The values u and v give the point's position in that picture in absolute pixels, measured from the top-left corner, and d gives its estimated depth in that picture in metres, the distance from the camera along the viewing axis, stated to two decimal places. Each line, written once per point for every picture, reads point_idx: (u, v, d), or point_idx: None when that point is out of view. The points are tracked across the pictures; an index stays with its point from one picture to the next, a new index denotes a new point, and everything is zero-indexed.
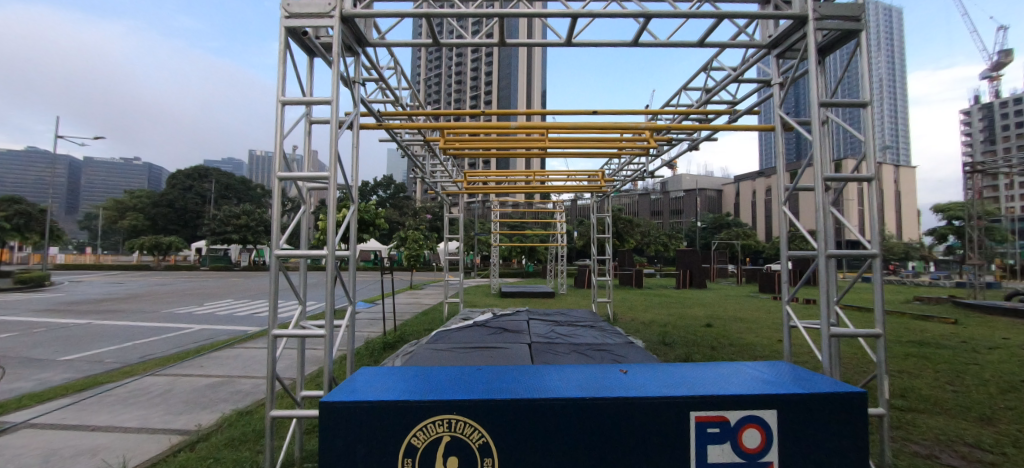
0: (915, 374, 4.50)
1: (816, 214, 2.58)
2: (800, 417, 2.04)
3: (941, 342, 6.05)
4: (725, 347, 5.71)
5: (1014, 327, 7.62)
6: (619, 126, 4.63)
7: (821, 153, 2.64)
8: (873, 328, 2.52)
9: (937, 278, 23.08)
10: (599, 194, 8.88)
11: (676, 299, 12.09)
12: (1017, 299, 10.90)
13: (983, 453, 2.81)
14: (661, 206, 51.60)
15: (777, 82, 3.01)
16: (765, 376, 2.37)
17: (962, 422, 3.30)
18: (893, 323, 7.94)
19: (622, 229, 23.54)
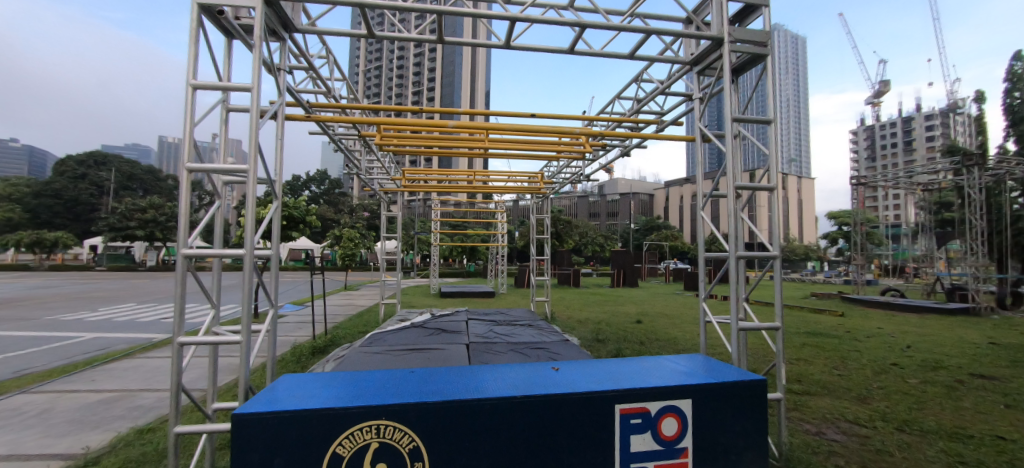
0: (810, 361, 5.10)
1: (729, 219, 2.83)
2: (711, 404, 2.23)
3: (830, 332, 6.92)
4: (653, 342, 6.08)
5: (885, 318, 8.94)
6: (558, 131, 4.75)
7: (733, 163, 2.89)
8: (774, 322, 2.80)
9: (828, 276, 26.46)
10: (539, 195, 9.07)
11: (610, 297, 12.70)
12: (888, 294, 12.77)
13: (859, 428, 3.26)
14: (598, 208, 53.84)
15: (697, 97, 3.25)
16: (683, 368, 2.55)
17: (844, 401, 3.80)
18: (793, 316, 8.95)
19: (561, 230, 24.24)
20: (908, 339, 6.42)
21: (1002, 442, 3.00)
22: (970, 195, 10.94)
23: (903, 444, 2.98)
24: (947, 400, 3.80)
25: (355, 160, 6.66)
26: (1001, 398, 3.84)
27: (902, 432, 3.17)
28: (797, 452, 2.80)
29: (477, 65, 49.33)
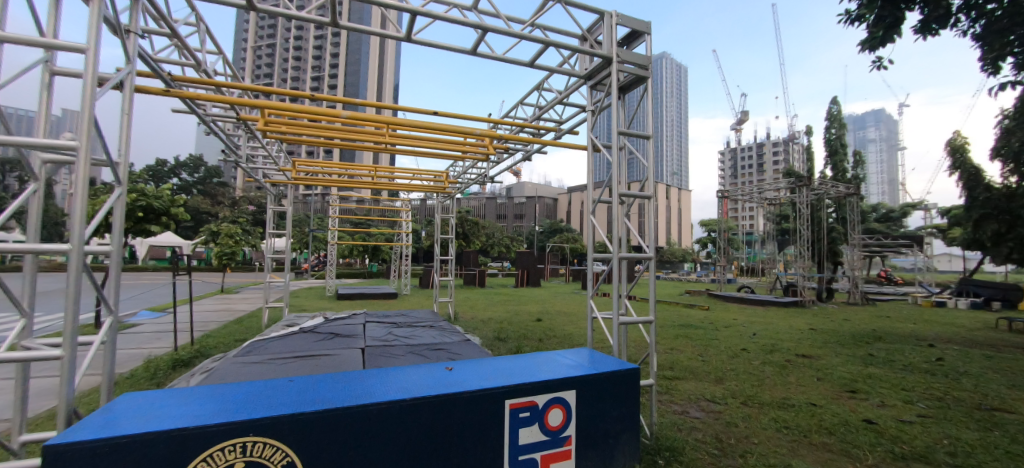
0: (681, 350, 5.79)
1: (613, 222, 3.08)
2: (592, 393, 2.41)
3: (697, 324, 7.95)
4: (550, 339, 6.38)
5: (737, 310, 10.60)
6: (463, 131, 4.76)
7: (618, 172, 3.16)
8: (649, 316, 3.12)
9: (699, 276, 30.57)
10: (445, 195, 8.98)
11: (513, 297, 13.05)
12: (741, 290, 15.18)
13: (714, 405, 3.80)
14: (506, 210, 55.02)
15: (589, 109, 3.49)
16: (570, 361, 2.72)
17: (705, 383, 4.39)
18: (668, 311, 10.15)
19: (468, 231, 24.27)
20: (752, 327, 7.69)
21: (814, 407, 3.73)
22: (800, 209, 13.43)
23: (746, 416, 3.55)
24: (779, 376, 4.61)
25: (234, 146, 5.90)
26: (815, 372, 4.77)
27: (746, 406, 3.76)
28: (666, 430, 3.17)
29: (385, 57, 47.15)
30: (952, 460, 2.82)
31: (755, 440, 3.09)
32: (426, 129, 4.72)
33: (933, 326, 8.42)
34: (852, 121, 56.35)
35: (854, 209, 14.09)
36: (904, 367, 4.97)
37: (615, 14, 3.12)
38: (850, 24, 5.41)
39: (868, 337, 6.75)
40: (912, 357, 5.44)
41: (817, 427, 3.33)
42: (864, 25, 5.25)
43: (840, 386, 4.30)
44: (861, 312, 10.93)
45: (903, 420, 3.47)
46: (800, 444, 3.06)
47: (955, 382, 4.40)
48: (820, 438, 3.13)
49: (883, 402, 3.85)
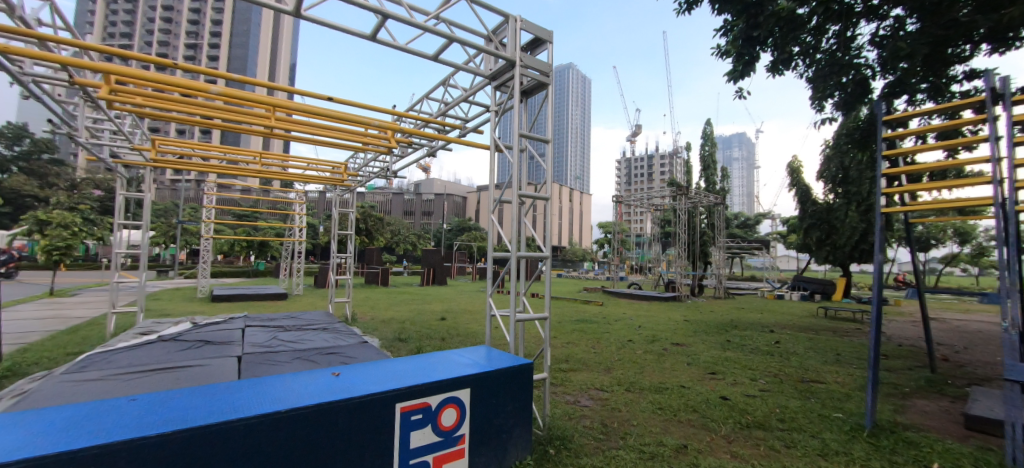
0: (576, 343, 6.17)
1: (513, 222, 3.15)
2: (486, 390, 2.44)
3: (592, 319, 8.56)
4: (453, 338, 6.33)
5: (625, 305, 11.67)
6: (361, 122, 4.49)
7: (518, 174, 3.24)
8: (543, 312, 3.25)
9: (595, 274, 33.00)
10: (344, 188, 8.41)
11: (417, 296, 12.71)
12: (630, 286, 16.72)
13: (602, 392, 4.13)
14: (414, 206, 53.36)
15: (493, 110, 3.54)
16: (467, 359, 2.73)
17: (596, 374, 4.72)
18: (566, 307, 10.79)
19: (371, 227, 23.05)
20: (636, 320, 8.54)
21: (684, 389, 4.24)
22: (680, 215, 15.24)
23: (628, 400, 3.91)
24: (657, 363, 5.16)
25: (69, 116, 4.82)
26: (686, 358, 5.44)
27: (628, 391, 4.15)
28: (557, 420, 3.34)
29: (280, 32, 42.64)
30: (780, 425, 3.43)
31: (634, 422, 3.41)
32: (320, 116, 4.35)
33: (773, 315, 10.18)
34: (721, 141, 65.62)
35: (720, 217, 16.44)
36: (752, 350, 5.91)
37: (519, 19, 3.20)
38: (720, 57, 6.28)
39: (727, 326, 7.91)
40: (757, 342, 6.50)
41: (685, 406, 3.80)
42: (730, 59, 6.14)
43: (704, 369, 4.95)
44: (722, 305, 12.80)
45: (748, 394, 4.14)
46: (671, 422, 3.46)
47: (786, 360, 5.36)
48: (686, 416, 3.58)
49: (736, 381, 4.53)
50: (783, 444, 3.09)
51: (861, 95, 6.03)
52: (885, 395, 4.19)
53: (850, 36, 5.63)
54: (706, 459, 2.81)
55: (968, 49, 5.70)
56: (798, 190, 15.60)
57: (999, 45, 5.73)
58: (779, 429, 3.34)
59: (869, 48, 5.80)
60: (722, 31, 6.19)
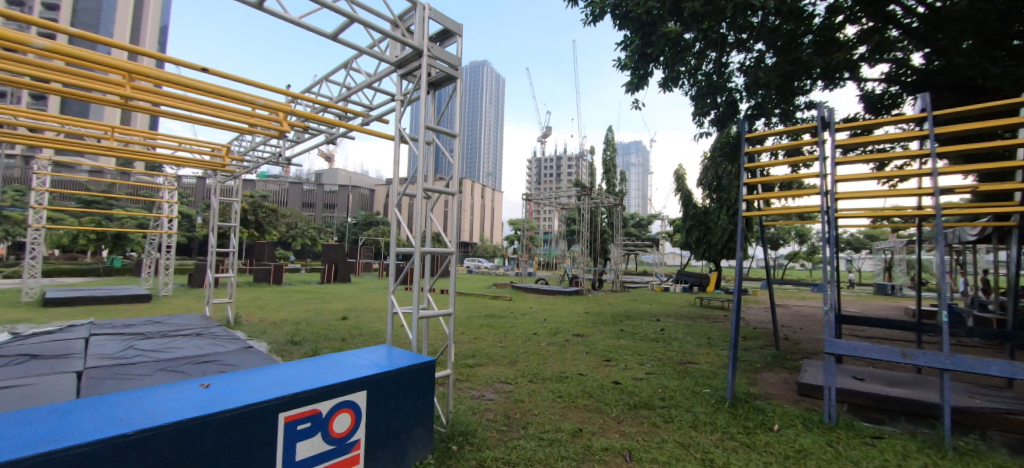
0: (483, 338, 6.25)
1: (417, 217, 3.06)
2: (384, 391, 2.34)
3: (500, 314, 8.73)
4: (354, 338, 5.99)
5: (531, 300, 12.11)
6: (245, 101, 4.00)
7: (423, 166, 3.16)
8: (448, 309, 3.22)
9: (505, 271, 33.70)
10: (228, 174, 7.43)
11: (315, 295, 11.75)
12: (537, 281, 17.39)
13: (507, 385, 4.24)
14: (314, 198, 49.20)
15: (399, 100, 3.40)
16: (365, 360, 2.59)
17: (501, 367, 4.82)
18: (475, 303, 10.85)
19: (262, 219, 20.74)
20: (542, 314, 8.90)
21: (582, 376, 4.54)
22: (583, 213, 16.25)
23: (531, 391, 4.06)
24: (559, 354, 5.44)
25: None
26: (585, 348, 5.82)
27: (532, 382, 4.32)
28: (461, 416, 3.34)
29: None
30: (661, 403, 3.85)
31: (535, 412, 3.56)
32: (192, 90, 3.77)
33: (659, 306, 11.36)
34: (621, 147, 71.34)
35: (618, 217, 17.88)
36: (641, 337, 6.54)
37: (427, 7, 3.11)
38: (619, 70, 6.83)
39: (621, 317, 8.65)
40: (646, 330, 7.20)
41: (581, 392, 4.07)
42: (628, 72, 6.70)
43: (600, 357, 5.35)
44: (618, 297, 13.95)
45: (636, 377, 4.56)
46: (569, 408, 3.68)
47: (668, 345, 6.03)
48: (583, 402, 3.82)
49: (627, 366, 4.97)
50: (663, 420, 3.47)
51: (731, 115, 6.98)
52: (744, 370, 4.93)
53: (723, 64, 6.48)
54: (598, 440, 3.04)
55: (808, 83, 6.94)
56: (682, 194, 17.63)
57: (828, 83, 7.07)
58: (660, 407, 3.75)
59: (738, 75, 6.75)
60: (622, 46, 6.74)
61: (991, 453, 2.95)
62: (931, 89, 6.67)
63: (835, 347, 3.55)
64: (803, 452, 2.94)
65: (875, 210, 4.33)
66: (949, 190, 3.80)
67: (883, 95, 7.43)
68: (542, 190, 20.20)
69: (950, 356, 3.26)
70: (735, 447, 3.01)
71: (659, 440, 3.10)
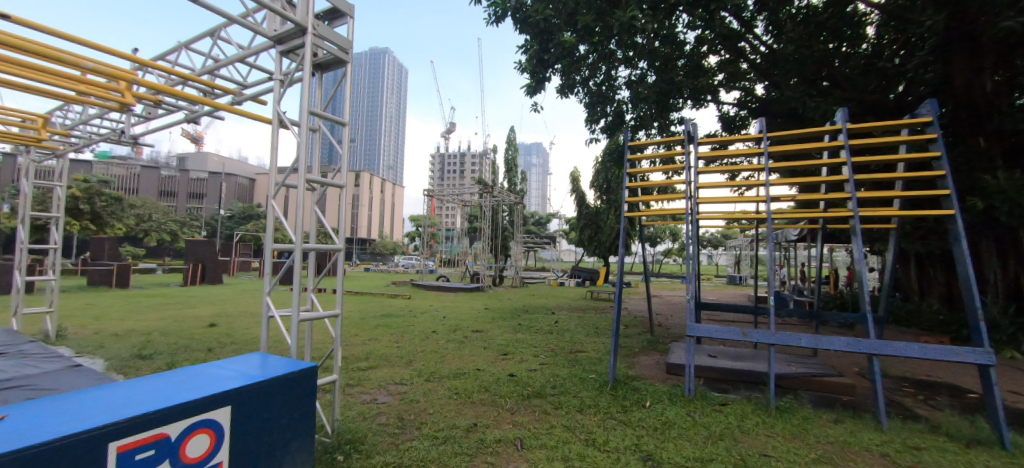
0: (378, 339, 5.97)
1: (297, 210, 2.77)
2: (255, 404, 2.09)
3: (398, 313, 8.42)
4: (224, 347, 5.26)
5: (432, 297, 11.93)
6: (66, 62, 3.22)
7: (307, 154, 2.88)
8: (335, 310, 3.00)
9: (405, 268, 32.71)
10: (47, 152, 5.96)
11: (174, 299, 10.04)
12: (439, 278, 17.16)
13: (402, 386, 4.10)
14: (176, 186, 42.01)
15: (278, 79, 3.05)
16: (230, 371, 2.27)
17: (397, 368, 4.65)
18: (372, 303, 10.34)
19: (101, 209, 17.09)
20: (443, 312, 8.83)
21: (479, 372, 4.60)
22: (485, 210, 16.50)
23: (428, 390, 3.99)
24: (457, 351, 5.44)
25: None
26: (483, 343, 5.91)
27: (428, 381, 4.25)
28: (349, 424, 3.14)
29: None
30: (552, 391, 4.08)
31: (430, 411, 3.50)
32: None
33: (554, 299, 12.03)
34: (523, 148, 73.69)
35: (518, 215, 18.54)
36: (536, 330, 6.86)
37: None
38: (519, 72, 7.06)
39: (519, 312, 8.97)
40: (541, 323, 7.58)
41: (478, 387, 4.12)
42: (527, 75, 6.95)
43: (498, 351, 5.48)
44: (517, 293, 14.47)
45: (531, 369, 4.77)
46: (465, 404, 3.70)
47: (561, 336, 6.43)
48: (479, 396, 3.88)
49: (522, 359, 5.17)
50: (553, 406, 3.69)
51: (618, 124, 7.67)
52: (624, 355, 5.47)
53: (611, 78, 7.09)
54: (492, 433, 3.10)
55: (680, 101, 7.95)
56: (577, 195, 18.94)
57: (695, 102, 8.17)
58: (551, 395, 3.97)
59: (623, 88, 7.42)
60: (522, 49, 6.98)
61: (801, 409, 3.70)
62: (768, 115, 8.13)
63: (695, 330, 4.12)
64: (668, 423, 3.36)
65: (728, 213, 5.13)
66: (778, 197, 4.66)
67: (736, 117, 8.84)
68: (445, 186, 20.04)
69: (775, 333, 4.01)
70: (614, 425, 3.32)
71: (549, 426, 3.28)
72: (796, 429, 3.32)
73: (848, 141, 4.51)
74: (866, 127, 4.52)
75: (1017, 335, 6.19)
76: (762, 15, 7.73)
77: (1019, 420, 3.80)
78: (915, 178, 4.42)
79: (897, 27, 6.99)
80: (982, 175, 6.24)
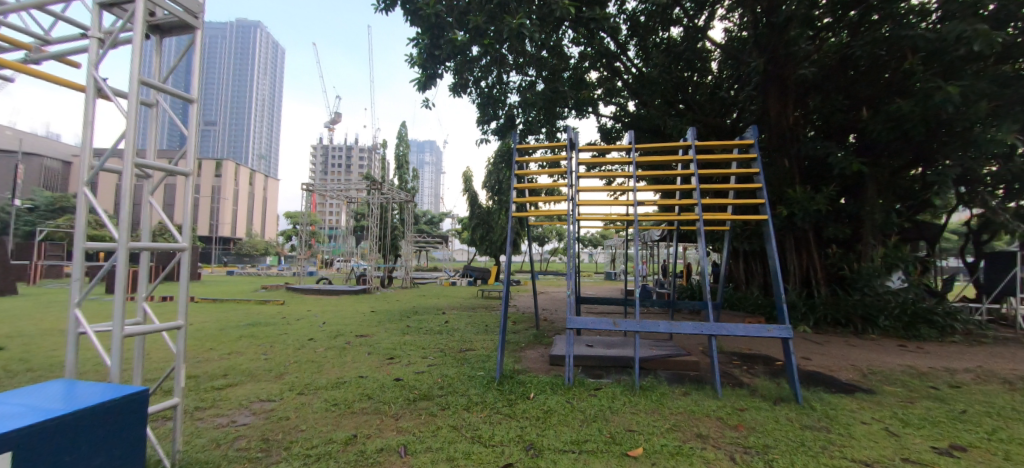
0: (241, 352, 5.23)
1: (122, 200, 2.25)
2: (66, 440, 1.60)
3: (267, 321, 7.50)
4: (11, 377, 4.07)
5: (312, 302, 10.90)
6: None
7: (137, 133, 2.37)
8: (177, 321, 2.53)
9: (280, 270, 29.31)
10: None
11: None
12: (320, 281, 15.73)
13: (268, 403, 3.64)
14: None
15: (96, 38, 2.46)
16: (12, 410, 1.68)
17: (262, 384, 4.12)
18: (236, 310, 9.03)
19: None
20: (324, 317, 8.13)
21: (361, 379, 4.32)
22: (373, 208, 15.60)
23: (300, 405, 3.61)
24: (337, 359, 5.05)
25: None
26: (367, 348, 5.57)
27: (301, 395, 3.85)
28: (195, 454, 2.66)
29: None
30: (439, 392, 4.03)
31: (302, 428, 3.16)
32: None
33: (447, 299, 11.95)
34: (415, 145, 71.60)
35: (409, 214, 17.96)
36: (426, 331, 6.72)
37: None
38: (410, 66, 6.86)
39: (408, 313, 8.69)
40: (431, 324, 7.45)
41: (360, 395, 3.87)
42: (417, 70, 6.76)
43: (383, 356, 5.22)
44: (408, 294, 13.99)
45: (418, 371, 4.65)
46: (345, 415, 3.44)
47: (451, 336, 6.40)
48: (361, 405, 3.64)
49: (409, 361, 5.01)
50: (440, 407, 3.64)
51: (508, 127, 7.98)
52: (512, 350, 5.67)
53: (502, 81, 7.30)
54: (373, 443, 2.93)
55: (565, 111, 8.55)
56: (470, 195, 19.08)
57: (579, 112, 8.88)
58: (438, 396, 3.92)
59: (514, 93, 7.70)
60: (413, 43, 6.81)
61: (659, 386, 4.24)
62: (638, 130, 9.21)
63: (574, 323, 4.44)
64: (549, 412, 3.57)
65: (605, 214, 5.65)
66: (644, 201, 5.29)
67: (612, 129, 9.83)
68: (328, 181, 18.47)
69: (640, 322, 4.52)
70: (499, 420, 3.41)
71: (435, 428, 3.23)
72: (655, 404, 3.79)
73: (696, 156, 5.31)
74: (708, 145, 5.36)
75: (807, 313, 8.01)
76: (634, 41, 8.75)
77: (807, 379, 4.90)
78: (741, 189, 5.37)
79: (732, 64, 8.51)
80: (786, 189, 7.93)
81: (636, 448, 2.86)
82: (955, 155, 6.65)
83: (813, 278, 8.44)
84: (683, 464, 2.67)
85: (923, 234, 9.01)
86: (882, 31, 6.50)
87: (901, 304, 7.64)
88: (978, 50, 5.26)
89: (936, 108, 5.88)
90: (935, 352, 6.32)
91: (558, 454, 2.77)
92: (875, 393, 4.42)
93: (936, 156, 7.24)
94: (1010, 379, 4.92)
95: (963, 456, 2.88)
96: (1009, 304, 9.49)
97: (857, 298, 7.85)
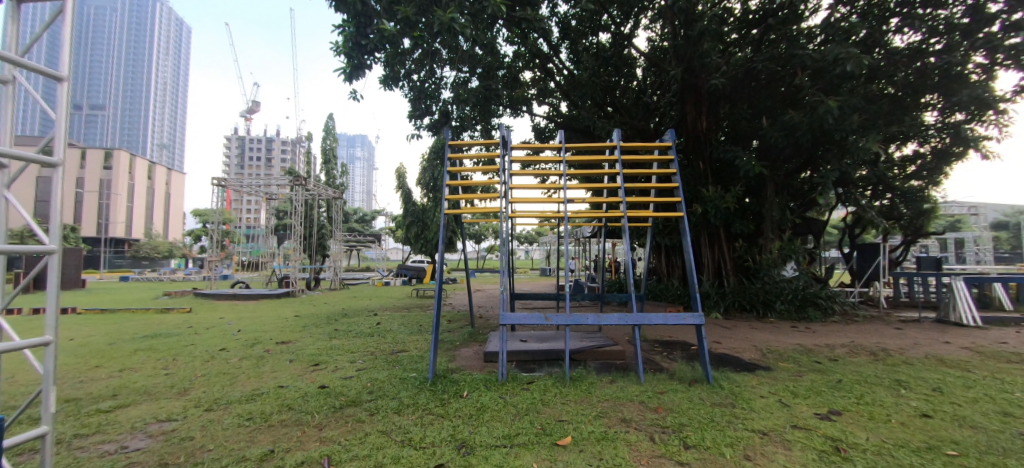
0: (137, 368, 4.64)
1: None
2: None
3: (170, 332, 6.71)
4: None
5: (226, 308, 9.95)
6: None
7: None
8: (46, 337, 2.17)
9: (188, 273, 26.27)
10: None
11: None
12: (235, 286, 14.38)
13: (167, 423, 3.27)
14: None
15: None
16: None
17: (161, 402, 3.69)
18: (131, 321, 7.98)
19: None
20: (239, 324, 7.46)
21: (281, 389, 4.02)
22: (296, 205, 14.30)
23: (209, 423, 3.28)
24: (254, 368, 4.67)
25: None
26: (289, 356, 5.22)
27: (210, 411, 3.50)
28: None
29: None
30: (368, 397, 3.88)
31: (210, 447, 2.89)
32: None
33: (379, 300, 11.51)
34: (347, 139, 68.21)
35: (337, 210, 16.87)
36: (356, 334, 6.45)
37: None
38: (335, 55, 6.49)
39: (336, 316, 8.25)
40: (361, 326, 7.14)
41: (279, 407, 3.60)
42: (342, 59, 6.40)
43: (307, 363, 4.90)
44: (336, 296, 13.29)
45: (345, 377, 4.43)
46: (261, 429, 3.19)
47: (383, 338, 6.20)
48: (279, 417, 3.40)
49: (336, 367, 4.77)
50: (368, 413, 3.51)
51: (442, 122, 7.93)
52: (447, 349, 5.62)
53: (434, 76, 7.17)
54: (293, 456, 2.75)
55: (501, 109, 8.65)
56: (404, 192, 18.51)
57: (513, 111, 9.08)
58: (367, 401, 3.77)
59: (447, 87, 7.60)
60: (339, 31, 6.46)
61: (588, 376, 4.43)
62: (569, 130, 9.62)
63: (507, 319, 4.48)
64: (482, 408, 3.59)
65: (537, 211, 5.74)
66: (575, 199, 5.46)
67: (545, 129, 10.11)
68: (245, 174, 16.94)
69: (570, 316, 4.67)
70: (431, 420, 3.36)
71: (363, 434, 3.11)
72: (584, 393, 3.97)
73: (621, 156, 5.54)
74: (633, 146, 5.60)
75: (718, 301, 8.86)
76: (566, 43, 8.99)
77: (717, 360, 5.42)
78: (662, 188, 5.70)
79: (655, 72, 9.13)
80: (700, 188, 8.69)
81: (565, 437, 2.98)
82: (835, 161, 7.67)
83: (723, 269, 9.32)
84: (608, 448, 2.82)
85: (811, 229, 10.37)
86: (779, 48, 7.28)
87: (794, 290, 8.70)
88: (850, 71, 6.11)
89: (820, 119, 6.73)
90: (819, 331, 7.29)
91: (490, 450, 2.80)
92: (772, 369, 4.99)
93: (820, 161, 8.32)
94: (874, 351, 5.82)
95: (838, 419, 3.35)
96: (874, 287, 11.17)
97: (758, 286, 8.80)
